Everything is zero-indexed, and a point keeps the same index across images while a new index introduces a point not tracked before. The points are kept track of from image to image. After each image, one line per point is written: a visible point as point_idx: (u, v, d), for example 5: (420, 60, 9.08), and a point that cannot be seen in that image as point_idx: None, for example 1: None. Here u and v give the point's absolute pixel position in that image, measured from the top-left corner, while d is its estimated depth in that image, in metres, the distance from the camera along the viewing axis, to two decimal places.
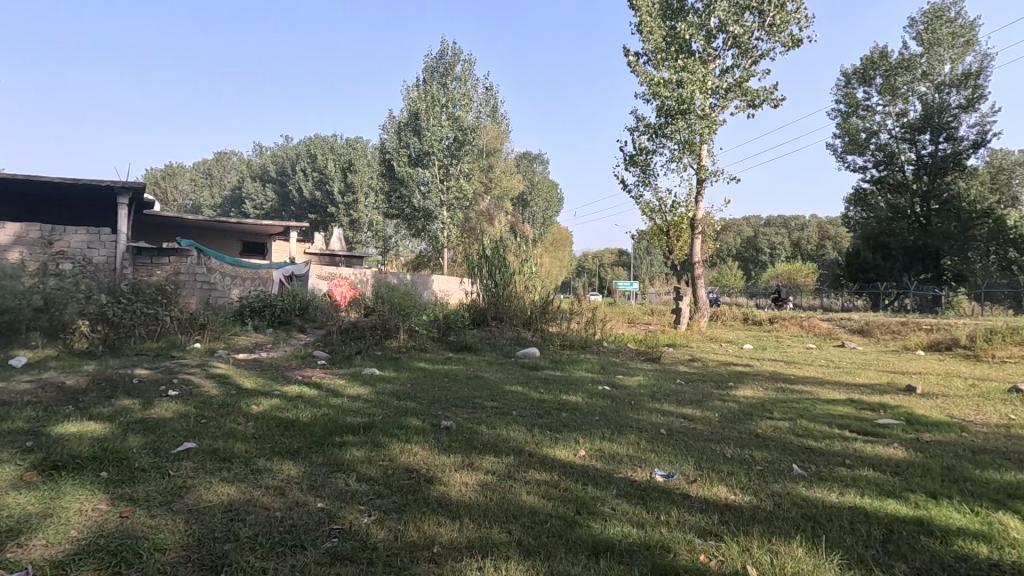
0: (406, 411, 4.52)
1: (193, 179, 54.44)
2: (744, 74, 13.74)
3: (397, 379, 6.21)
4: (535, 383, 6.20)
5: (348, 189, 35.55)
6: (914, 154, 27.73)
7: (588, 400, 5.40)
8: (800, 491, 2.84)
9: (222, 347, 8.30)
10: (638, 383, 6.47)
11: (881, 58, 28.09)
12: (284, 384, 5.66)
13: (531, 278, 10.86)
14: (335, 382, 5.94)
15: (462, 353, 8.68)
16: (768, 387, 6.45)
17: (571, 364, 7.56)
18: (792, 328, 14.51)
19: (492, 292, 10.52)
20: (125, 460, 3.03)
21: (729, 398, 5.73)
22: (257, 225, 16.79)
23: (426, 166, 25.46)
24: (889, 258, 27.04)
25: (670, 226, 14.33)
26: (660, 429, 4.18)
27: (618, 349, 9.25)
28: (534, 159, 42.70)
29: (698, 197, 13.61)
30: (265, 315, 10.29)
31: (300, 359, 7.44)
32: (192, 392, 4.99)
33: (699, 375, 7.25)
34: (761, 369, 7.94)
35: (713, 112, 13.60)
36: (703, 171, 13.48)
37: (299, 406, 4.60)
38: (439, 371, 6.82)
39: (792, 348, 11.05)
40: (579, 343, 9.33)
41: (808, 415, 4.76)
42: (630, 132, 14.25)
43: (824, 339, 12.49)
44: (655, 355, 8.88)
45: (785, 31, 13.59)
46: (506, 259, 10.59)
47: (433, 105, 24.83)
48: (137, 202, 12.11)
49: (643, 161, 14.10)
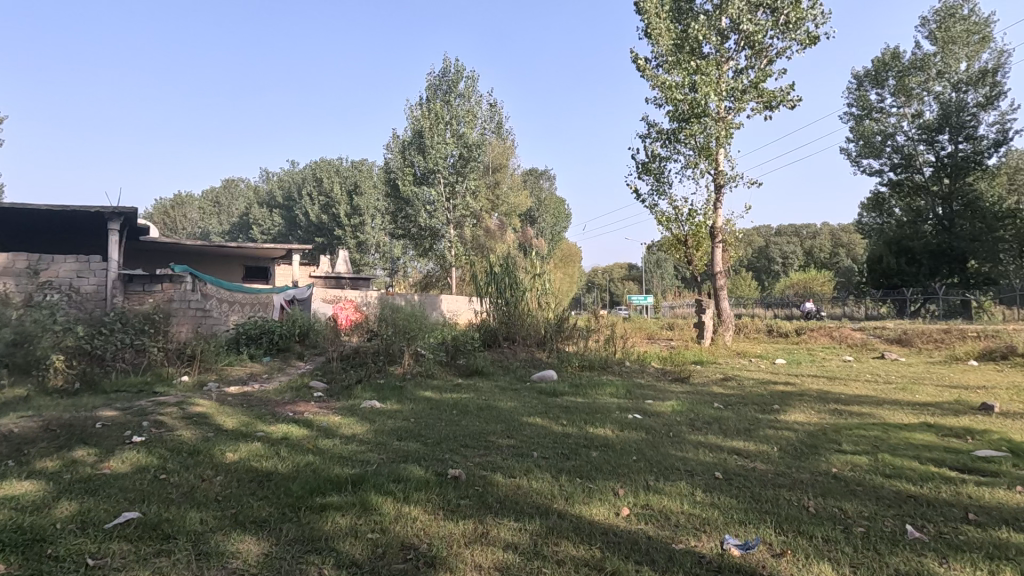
0: (406, 457, 3.78)
1: (201, 207, 54.65)
2: (759, 75, 13.10)
3: (400, 412, 5.50)
4: (556, 413, 5.46)
5: (354, 211, 35.28)
6: (932, 155, 26.89)
7: (619, 433, 4.66)
8: (932, 569, 2.10)
9: (213, 380, 7.64)
10: (671, 409, 5.71)
11: (892, 59, 27.46)
12: (269, 423, 4.96)
13: (543, 297, 10.23)
14: (329, 418, 5.24)
15: (472, 378, 7.97)
16: (820, 409, 5.67)
17: (594, 389, 6.80)
18: (822, 339, 13.66)
19: (503, 311, 9.84)
20: (39, 545, 2.33)
21: (780, 425, 4.97)
22: (258, 249, 16.28)
23: (431, 184, 25.04)
24: (914, 263, 26.11)
25: (688, 235, 13.57)
26: (713, 472, 3.44)
27: (642, 369, 8.50)
28: (540, 175, 42.32)
29: (716, 204, 12.88)
30: (261, 344, 9.66)
31: (294, 391, 6.76)
32: (160, 438, 4.30)
33: (737, 396, 6.47)
34: (805, 388, 7.14)
35: (729, 115, 12.94)
36: (721, 176, 12.76)
37: (282, 453, 3.89)
38: (446, 401, 6.10)
39: (828, 362, 10.24)
40: (600, 364, 8.58)
41: (886, 445, 3.99)
42: (642, 139, 13.62)
43: (860, 350, 11.67)
44: (684, 375, 8.13)
45: (801, 29, 12.96)
46: (516, 277, 9.97)
47: (438, 123, 24.53)
48: (131, 228, 11.58)
49: (657, 169, 13.46)
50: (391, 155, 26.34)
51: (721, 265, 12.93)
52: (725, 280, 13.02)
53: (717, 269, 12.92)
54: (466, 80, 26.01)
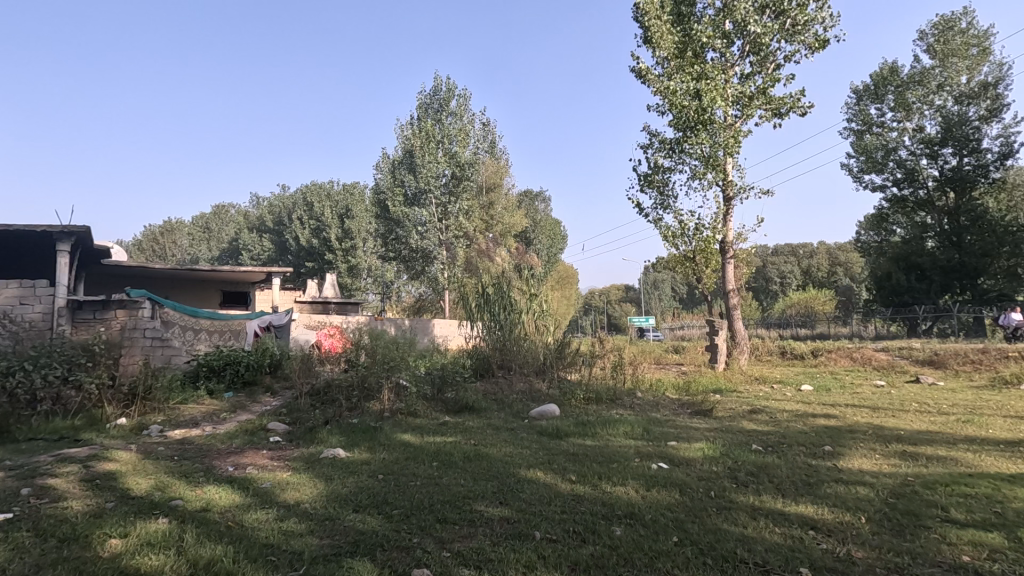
0: (356, 545, 2.69)
1: (191, 233, 53.45)
2: (766, 81, 12.34)
3: (366, 464, 4.41)
4: (562, 463, 4.38)
5: (346, 235, 34.37)
6: (936, 169, 26.23)
7: (644, 493, 3.58)
8: None
9: (158, 422, 6.54)
10: (703, 456, 4.64)
11: (891, 73, 26.99)
12: (194, 485, 3.84)
13: (540, 320, 9.24)
14: (273, 477, 4.11)
15: (462, 416, 6.89)
16: (884, 452, 4.62)
17: (606, 427, 5.72)
18: (843, 361, 12.72)
19: (497, 336, 8.79)
20: None
21: (848, 477, 3.90)
22: (235, 272, 15.23)
23: (423, 204, 24.21)
24: (925, 279, 25.59)
25: (697, 252, 12.63)
26: (798, 566, 2.38)
27: (657, 401, 7.44)
28: (535, 196, 41.73)
29: (726, 218, 11.96)
30: (223, 377, 8.53)
31: (246, 436, 5.64)
32: (33, 515, 3.18)
33: (776, 435, 5.41)
34: (851, 422, 6.07)
35: (737, 122, 12.11)
36: (730, 187, 11.84)
37: (185, 539, 2.80)
38: (427, 448, 5.01)
39: (860, 387, 9.20)
40: (609, 397, 7.48)
41: (1013, 514, 2.94)
42: (644, 150, 12.78)
43: (889, 373, 10.65)
44: (706, 408, 7.05)
45: (809, 32, 12.25)
46: (509, 300, 9.01)
47: (429, 142, 23.80)
48: (84, 249, 10.49)
49: (660, 181, 12.58)
50: (381, 175, 25.52)
51: (734, 283, 11.94)
52: (739, 299, 12.03)
53: (730, 287, 11.94)
54: (458, 98, 25.37)
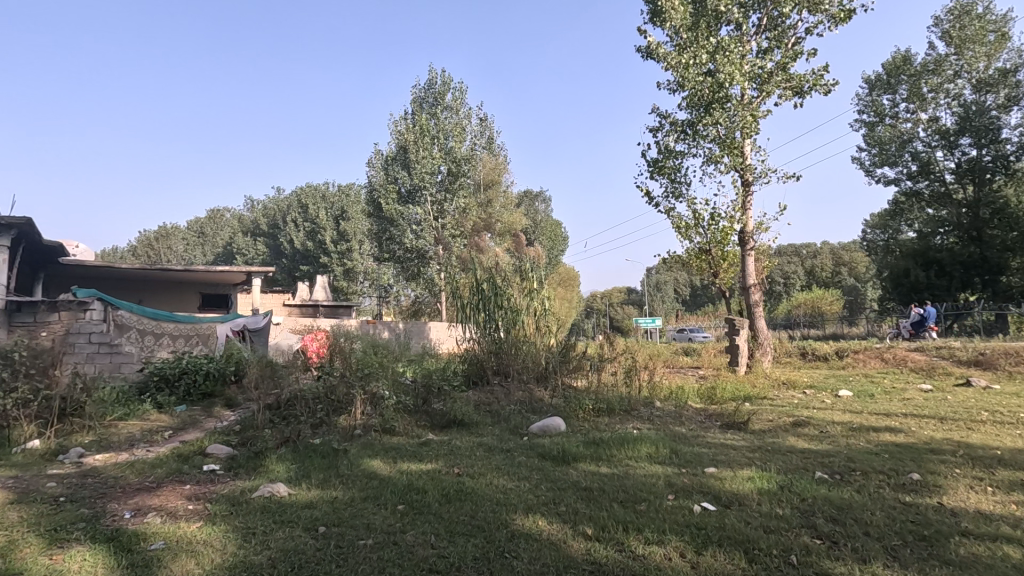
0: None
1: (184, 238, 51.51)
2: (787, 56, 11.17)
3: (305, 509, 3.28)
4: (572, 505, 3.27)
5: (341, 237, 33.29)
6: (953, 161, 25.08)
7: (696, 559, 2.46)
8: None
9: (81, 444, 5.45)
10: (758, 491, 3.52)
11: (904, 62, 25.76)
12: (54, 548, 2.73)
13: (541, 319, 8.16)
14: (175, 528, 3.00)
15: (448, 433, 5.79)
16: (996, 483, 3.52)
17: (625, 447, 4.62)
18: (875, 362, 11.63)
19: (492, 338, 7.70)
20: None
21: (977, 527, 2.78)
22: (213, 273, 14.18)
23: (418, 202, 23.15)
24: (944, 275, 24.31)
25: (712, 244, 11.54)
26: None
27: (680, 412, 6.34)
28: (535, 196, 40.67)
29: (746, 206, 10.83)
30: (175, 389, 7.44)
31: (176, 462, 4.54)
32: None
33: (840, 456, 4.28)
34: (924, 437, 4.94)
35: (755, 100, 10.96)
36: (749, 172, 10.69)
37: None
38: (395, 479, 3.88)
39: (904, 392, 8.09)
40: (623, 408, 6.38)
41: None
42: (653, 134, 11.70)
43: (932, 376, 9.51)
44: (739, 419, 5.95)
45: (833, 2, 11.14)
46: (506, 298, 7.92)
47: (424, 137, 22.72)
48: (30, 244, 9.41)
49: (671, 167, 11.52)
50: (374, 172, 24.41)
51: (755, 277, 10.81)
52: (761, 294, 10.89)
53: (750, 281, 10.79)
54: (453, 92, 24.28)
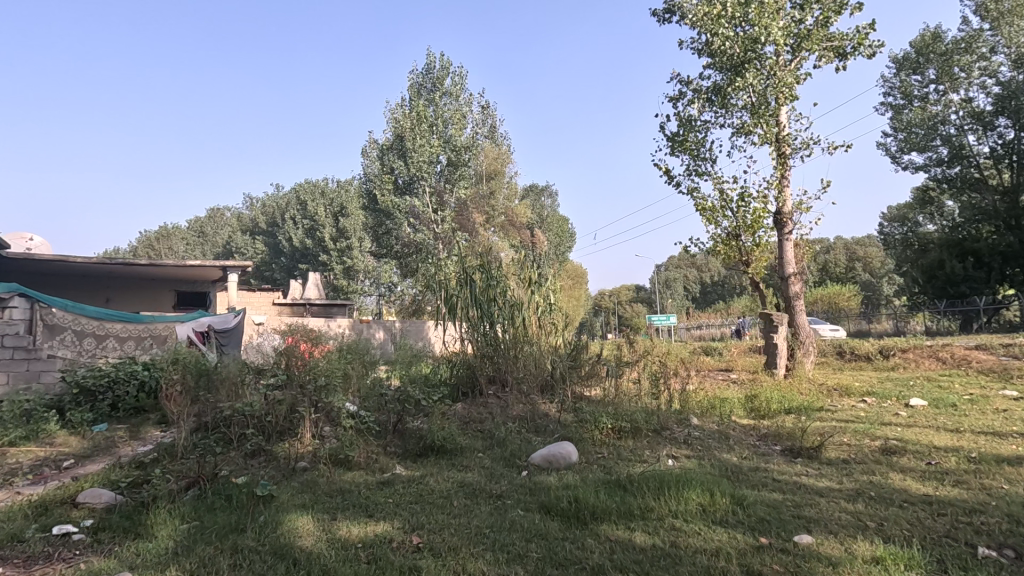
0: None
1: (184, 238, 50.55)
2: (829, 11, 9.62)
3: None
4: None
5: (340, 235, 31.97)
6: (988, 145, 23.40)
7: None
8: None
9: None
10: None
11: (934, 40, 24.06)
12: None
13: (547, 316, 6.73)
14: None
15: (422, 465, 4.38)
16: None
17: (666, 495, 3.20)
18: (931, 363, 10.14)
19: (486, 340, 6.29)
20: None
21: None
22: (183, 267, 12.85)
23: (416, 194, 21.83)
24: (982, 267, 22.55)
25: (742, 229, 10.05)
26: None
27: (726, 434, 4.90)
28: (542, 191, 39.22)
29: (783, 184, 9.33)
30: (98, 404, 6.10)
31: (21, 522, 3.17)
32: None
33: (994, 516, 2.83)
34: None
35: (793, 60, 9.44)
36: (785, 144, 9.21)
37: None
38: (313, 564, 2.47)
39: (992, 401, 6.62)
40: (651, 428, 4.95)
41: None
42: (673, 104, 10.25)
43: (1011, 380, 8.02)
44: (808, 444, 4.51)
45: None
46: (502, 291, 6.52)
47: (421, 125, 21.32)
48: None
49: (694, 141, 10.09)
50: (370, 163, 23.07)
51: (795, 265, 9.28)
52: (802, 285, 9.37)
53: (788, 270, 9.28)
54: (453, 77, 22.83)
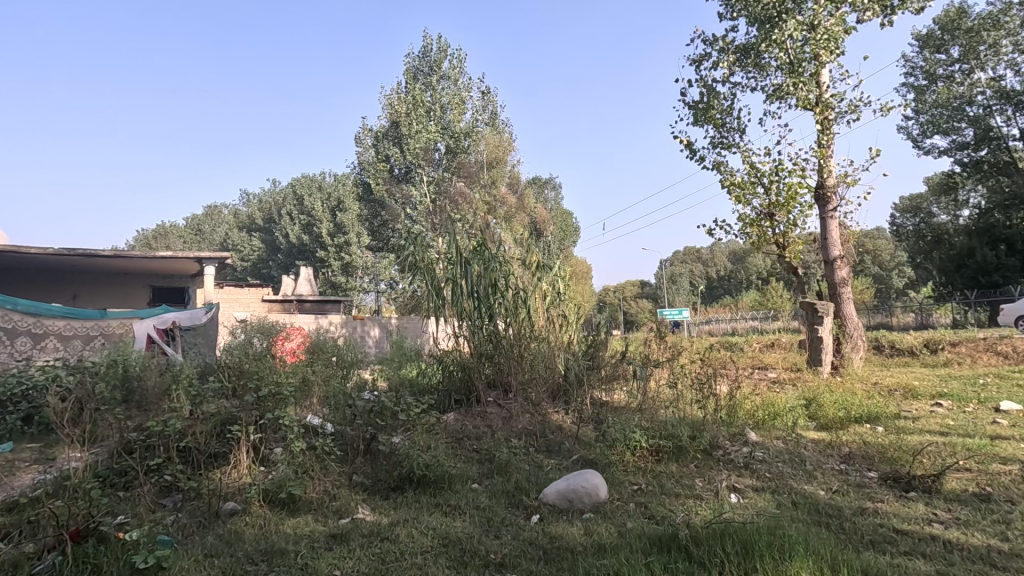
0: None
1: (182, 236, 49.77)
2: None
3: None
4: None
5: (337, 229, 30.76)
6: (1018, 125, 22.00)
7: None
8: None
9: None
10: None
11: (959, 16, 22.65)
12: None
13: (559, 307, 5.57)
14: None
15: (393, 504, 3.25)
16: None
17: (762, 572, 2.06)
18: (992, 359, 8.91)
19: (485, 335, 5.13)
20: None
21: None
22: (152, 260, 11.79)
23: (413, 183, 20.68)
24: (1015, 254, 21.22)
25: (777, 206, 8.82)
26: None
27: (799, 456, 3.72)
28: (546, 183, 37.92)
29: (826, 153, 8.12)
30: (7, 417, 4.97)
31: None
32: None
33: None
34: None
35: (837, 11, 8.19)
36: (828, 109, 8.00)
37: None
38: None
39: None
40: (698, 449, 3.80)
41: None
42: (697, 67, 9.06)
43: None
44: (917, 472, 3.33)
45: None
46: (503, 275, 5.35)
47: (417, 110, 20.11)
48: None
49: (721, 107, 8.92)
50: (364, 151, 21.88)
51: (841, 247, 8.11)
52: (848, 270, 8.18)
53: (834, 253, 8.09)
54: (451, 60, 21.59)
